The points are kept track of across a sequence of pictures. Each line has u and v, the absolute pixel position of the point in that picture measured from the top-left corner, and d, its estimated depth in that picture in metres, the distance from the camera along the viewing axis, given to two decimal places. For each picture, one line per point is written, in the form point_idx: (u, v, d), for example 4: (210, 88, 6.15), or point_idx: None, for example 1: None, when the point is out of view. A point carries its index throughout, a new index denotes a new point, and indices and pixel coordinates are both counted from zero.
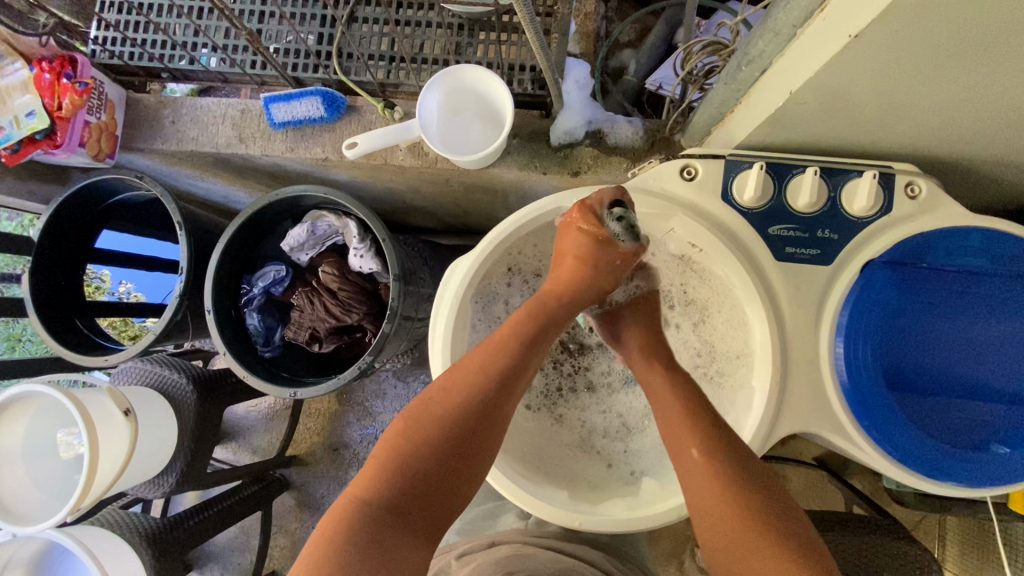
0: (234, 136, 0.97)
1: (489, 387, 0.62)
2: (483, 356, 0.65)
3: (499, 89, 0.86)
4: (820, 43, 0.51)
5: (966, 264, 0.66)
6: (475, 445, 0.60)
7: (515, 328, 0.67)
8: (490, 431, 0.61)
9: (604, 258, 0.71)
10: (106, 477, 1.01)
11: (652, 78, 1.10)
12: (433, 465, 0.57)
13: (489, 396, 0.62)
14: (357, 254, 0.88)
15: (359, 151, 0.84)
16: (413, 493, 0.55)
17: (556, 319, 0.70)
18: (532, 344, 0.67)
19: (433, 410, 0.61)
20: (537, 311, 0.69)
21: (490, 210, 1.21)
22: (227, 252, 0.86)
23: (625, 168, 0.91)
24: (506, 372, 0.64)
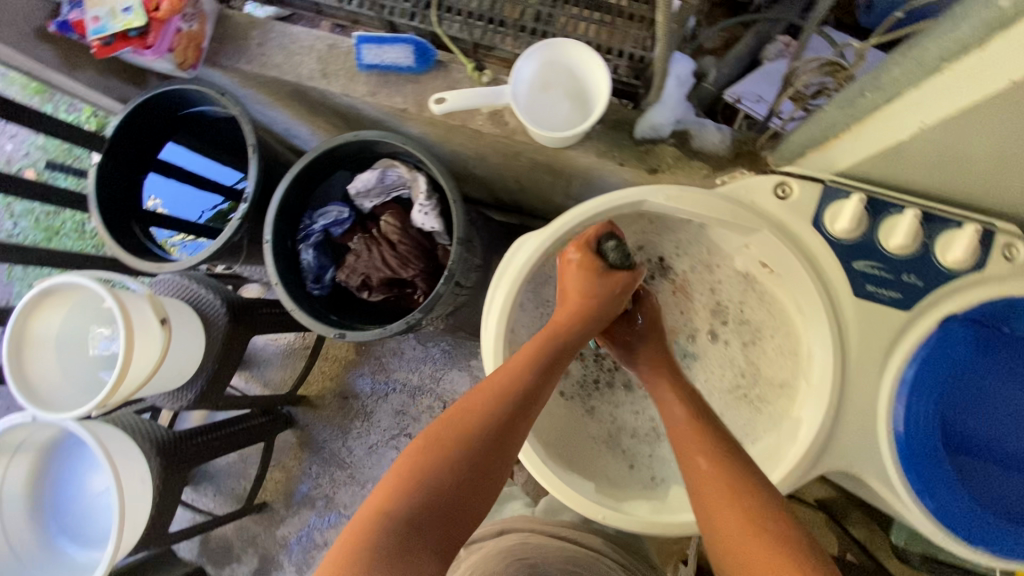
0: (318, 70, 0.96)
1: (511, 411, 0.63)
2: (502, 381, 0.65)
3: (597, 69, 0.83)
4: (967, 83, 0.49)
5: None
6: (494, 465, 0.61)
7: (532, 354, 0.68)
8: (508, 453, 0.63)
9: (604, 287, 0.73)
10: (134, 380, 1.03)
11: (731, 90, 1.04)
12: (458, 485, 0.59)
13: (508, 420, 0.63)
14: (421, 211, 0.88)
15: (447, 107, 0.82)
16: (430, 516, 0.57)
17: (569, 344, 0.70)
18: (551, 370, 0.68)
19: (459, 429, 0.61)
20: (558, 337, 0.70)
21: (548, 192, 1.20)
22: (295, 184, 0.86)
23: (705, 175, 0.89)
24: (524, 396, 0.64)
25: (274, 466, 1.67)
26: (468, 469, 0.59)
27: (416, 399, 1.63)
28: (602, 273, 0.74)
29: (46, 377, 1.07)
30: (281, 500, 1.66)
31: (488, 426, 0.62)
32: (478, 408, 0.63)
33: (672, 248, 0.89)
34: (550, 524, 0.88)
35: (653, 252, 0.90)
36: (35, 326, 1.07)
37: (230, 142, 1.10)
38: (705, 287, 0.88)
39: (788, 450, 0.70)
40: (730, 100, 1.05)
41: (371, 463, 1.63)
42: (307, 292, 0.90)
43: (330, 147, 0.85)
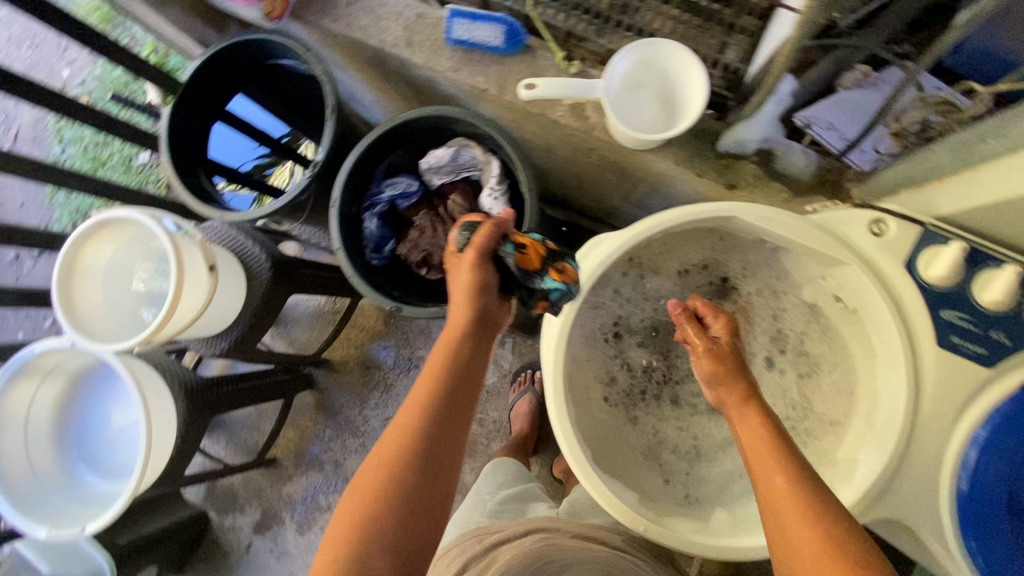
0: (403, 39, 0.94)
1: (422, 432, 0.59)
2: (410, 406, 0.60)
3: (692, 76, 0.81)
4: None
5: None
6: (424, 490, 0.57)
7: (435, 368, 0.63)
8: (437, 475, 0.59)
9: (478, 272, 0.67)
10: (178, 322, 1.04)
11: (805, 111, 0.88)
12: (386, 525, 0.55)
13: (427, 443, 0.59)
14: (490, 195, 0.88)
15: (536, 94, 0.80)
16: (373, 560, 0.53)
17: (463, 341, 0.65)
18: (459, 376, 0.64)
19: (375, 467, 0.57)
20: (446, 348, 0.64)
21: (608, 192, 1.18)
22: (368, 151, 0.86)
23: (784, 199, 0.87)
24: (435, 411, 0.60)
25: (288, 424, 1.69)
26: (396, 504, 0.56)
27: None
28: (473, 261, 0.67)
29: (91, 307, 1.07)
30: (291, 459, 1.68)
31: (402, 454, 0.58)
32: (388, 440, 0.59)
33: (739, 267, 0.87)
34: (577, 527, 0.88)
35: (719, 271, 0.88)
36: (85, 256, 1.07)
37: (300, 100, 1.10)
38: (768, 313, 0.87)
39: (843, 491, 0.68)
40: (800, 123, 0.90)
41: None
42: (367, 261, 0.90)
43: (407, 119, 0.84)
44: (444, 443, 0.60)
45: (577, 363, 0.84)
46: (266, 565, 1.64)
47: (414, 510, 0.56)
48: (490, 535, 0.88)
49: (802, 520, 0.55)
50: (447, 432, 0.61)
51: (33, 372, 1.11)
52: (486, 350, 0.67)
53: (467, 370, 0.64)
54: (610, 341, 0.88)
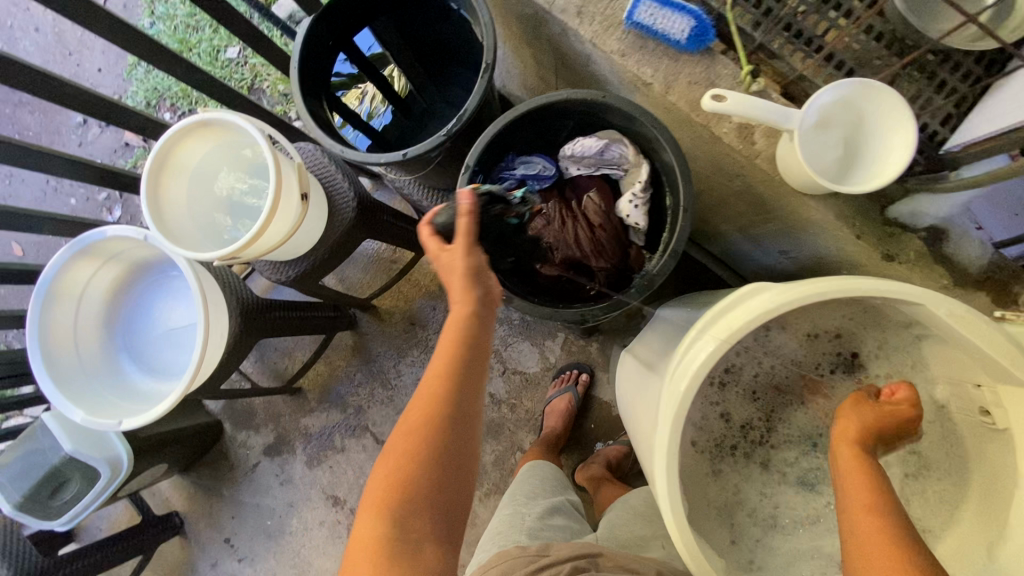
0: (574, 6, 0.86)
1: (438, 411, 0.61)
2: (428, 383, 0.63)
3: (894, 130, 0.72)
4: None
5: None
6: (446, 464, 0.61)
7: (448, 337, 0.64)
8: (456, 447, 0.62)
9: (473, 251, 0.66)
10: (259, 245, 0.98)
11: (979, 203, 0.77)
12: (417, 501, 0.60)
13: (444, 424, 0.61)
14: (631, 201, 0.81)
15: (721, 108, 0.70)
16: (415, 510, 0.59)
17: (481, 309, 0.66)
18: (473, 344, 0.64)
19: (399, 453, 0.61)
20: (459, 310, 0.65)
21: (728, 220, 1.10)
22: (514, 122, 0.78)
23: (942, 285, 0.79)
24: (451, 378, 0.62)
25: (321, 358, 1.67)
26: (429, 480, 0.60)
27: None
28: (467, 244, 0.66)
29: (174, 204, 1.03)
30: (317, 393, 1.66)
31: (422, 436, 0.61)
32: (409, 424, 0.62)
33: (873, 347, 0.80)
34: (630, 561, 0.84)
35: (847, 344, 0.82)
36: (180, 152, 1.02)
37: (428, 41, 1.02)
38: None
39: None
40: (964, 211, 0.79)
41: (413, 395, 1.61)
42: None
43: (567, 99, 0.76)
44: (463, 413, 0.63)
45: None
46: (269, 488, 1.65)
47: (446, 469, 0.61)
48: (541, 558, 0.86)
49: (883, 539, 0.57)
50: (460, 406, 0.62)
51: (98, 252, 1.07)
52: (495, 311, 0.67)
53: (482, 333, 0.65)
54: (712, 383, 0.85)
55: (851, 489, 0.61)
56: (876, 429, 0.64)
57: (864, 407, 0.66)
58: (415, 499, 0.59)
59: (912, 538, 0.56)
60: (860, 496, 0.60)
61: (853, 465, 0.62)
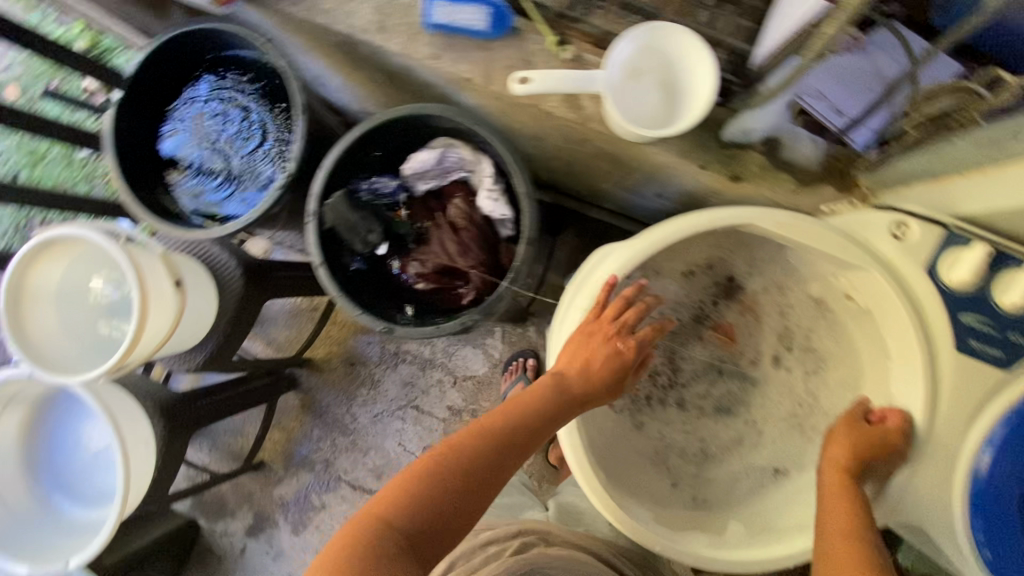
0: (374, 24, 0.84)
1: (504, 443, 0.68)
2: (501, 423, 0.69)
3: (696, 63, 0.75)
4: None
5: None
6: (476, 494, 0.65)
7: (538, 400, 0.71)
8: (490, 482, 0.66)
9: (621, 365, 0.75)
10: (148, 345, 0.96)
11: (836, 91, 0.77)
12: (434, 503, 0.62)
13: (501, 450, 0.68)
14: (489, 197, 0.81)
15: (532, 89, 0.71)
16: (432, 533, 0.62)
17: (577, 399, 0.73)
18: (552, 417, 0.71)
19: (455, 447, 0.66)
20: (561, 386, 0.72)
21: (601, 179, 1.12)
22: (346, 154, 0.77)
23: (789, 189, 0.83)
24: (524, 433, 0.69)
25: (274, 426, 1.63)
26: (448, 493, 0.63)
27: (426, 371, 1.59)
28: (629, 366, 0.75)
29: (46, 331, 0.98)
30: (280, 460, 1.63)
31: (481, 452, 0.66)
32: (473, 432, 0.68)
33: (743, 265, 0.84)
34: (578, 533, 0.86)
35: (723, 270, 0.85)
36: (33, 278, 0.97)
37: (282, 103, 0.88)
38: (776, 310, 0.84)
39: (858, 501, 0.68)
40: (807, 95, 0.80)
41: (375, 432, 1.60)
42: (346, 264, 0.81)
43: (389, 119, 0.77)
44: (514, 457, 0.68)
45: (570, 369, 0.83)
46: (263, 568, 1.62)
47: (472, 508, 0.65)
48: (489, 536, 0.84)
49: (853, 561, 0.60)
50: (518, 448, 0.69)
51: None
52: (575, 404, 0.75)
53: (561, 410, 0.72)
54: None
55: (831, 515, 0.64)
56: (862, 450, 0.67)
57: (854, 428, 0.70)
58: (438, 505, 0.62)
59: (872, 541, 0.61)
60: (840, 523, 0.63)
61: (836, 484, 0.67)
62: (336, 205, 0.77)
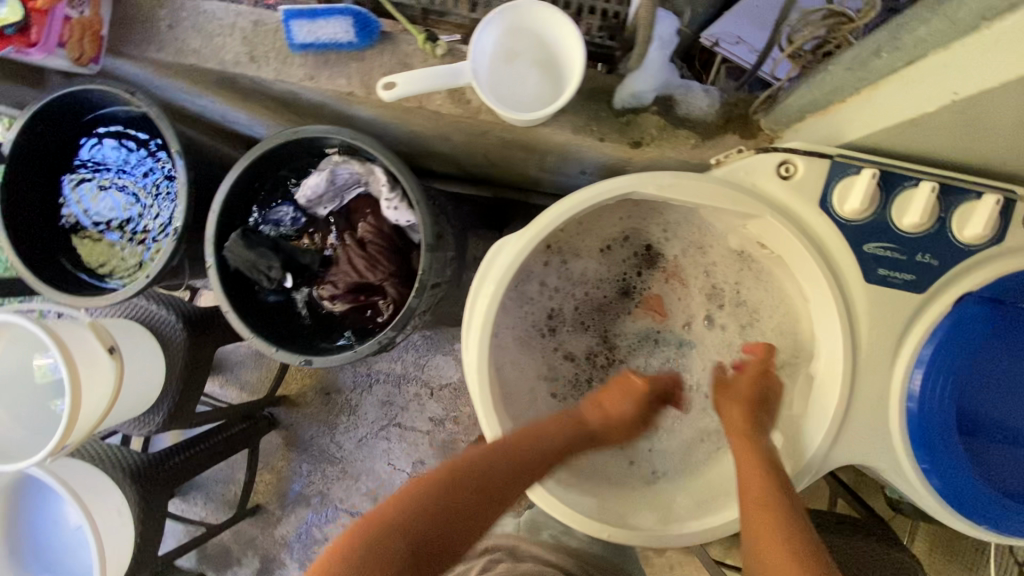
0: (244, 54, 0.82)
1: (525, 469, 0.67)
2: (524, 445, 0.68)
3: (566, 34, 0.72)
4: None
5: None
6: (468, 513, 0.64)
7: (556, 433, 0.71)
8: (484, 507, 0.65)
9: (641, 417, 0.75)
10: (91, 419, 0.94)
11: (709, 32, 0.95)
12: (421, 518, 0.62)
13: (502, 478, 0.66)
14: (390, 206, 0.79)
15: (398, 93, 0.69)
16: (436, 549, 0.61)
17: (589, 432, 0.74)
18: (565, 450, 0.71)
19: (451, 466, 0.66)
20: (579, 424, 0.73)
21: (522, 166, 1.09)
22: (233, 193, 0.76)
23: (693, 145, 0.80)
24: (541, 463, 0.68)
25: (262, 468, 1.62)
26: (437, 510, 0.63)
27: (401, 387, 1.59)
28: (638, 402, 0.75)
29: None
30: (275, 501, 1.62)
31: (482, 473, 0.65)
32: (494, 454, 0.67)
33: (659, 230, 0.83)
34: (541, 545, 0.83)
35: (639, 240, 0.84)
36: None
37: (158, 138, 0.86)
38: (700, 270, 0.82)
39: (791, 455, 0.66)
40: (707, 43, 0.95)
41: (363, 456, 1.60)
42: (261, 299, 0.80)
43: (269, 148, 0.75)
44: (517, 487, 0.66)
45: (501, 368, 0.79)
46: None
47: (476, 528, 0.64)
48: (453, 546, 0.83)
49: (767, 516, 0.59)
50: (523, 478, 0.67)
51: None
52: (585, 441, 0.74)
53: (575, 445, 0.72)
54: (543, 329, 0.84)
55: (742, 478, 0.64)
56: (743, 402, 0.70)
57: (731, 388, 0.73)
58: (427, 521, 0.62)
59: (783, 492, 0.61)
60: (753, 490, 0.62)
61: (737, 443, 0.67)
62: (235, 248, 0.75)
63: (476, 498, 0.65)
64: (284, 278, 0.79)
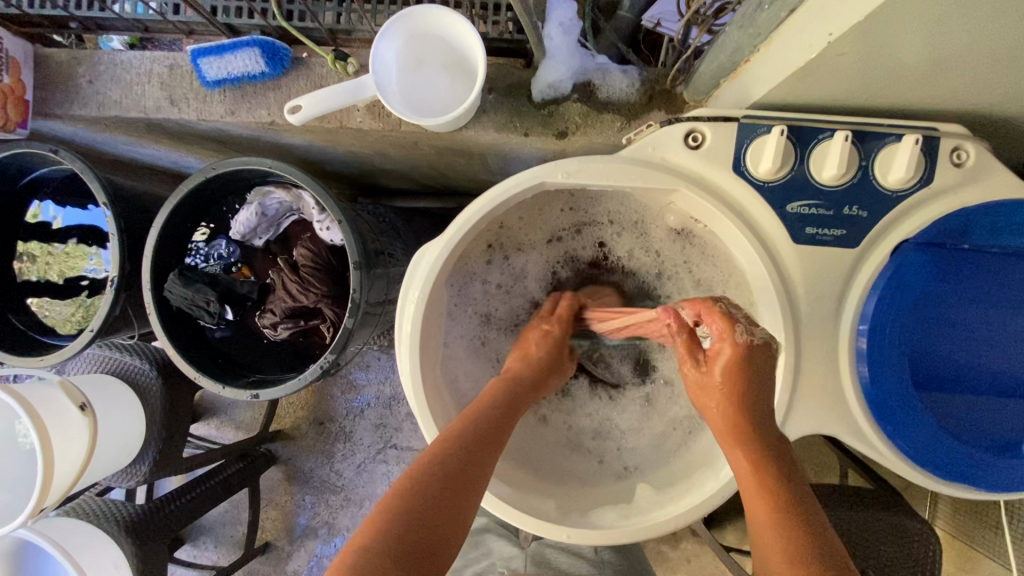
0: (164, 98, 0.83)
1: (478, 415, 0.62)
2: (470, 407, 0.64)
3: (467, 34, 0.71)
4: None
5: (980, 244, 0.58)
6: (455, 509, 0.52)
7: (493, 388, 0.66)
8: (468, 494, 0.54)
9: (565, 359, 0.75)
10: (66, 476, 0.94)
11: (650, 14, 0.87)
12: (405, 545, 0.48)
13: (469, 453, 0.57)
14: (322, 227, 0.78)
15: (304, 116, 0.71)
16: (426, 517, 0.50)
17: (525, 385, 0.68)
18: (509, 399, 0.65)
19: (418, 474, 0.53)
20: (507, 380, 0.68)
21: (470, 174, 1.08)
22: (165, 236, 0.75)
23: (619, 128, 0.78)
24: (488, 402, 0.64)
25: (267, 506, 1.58)
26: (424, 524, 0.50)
27: (393, 409, 1.57)
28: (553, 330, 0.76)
29: None
30: (284, 537, 1.57)
31: (449, 459, 0.55)
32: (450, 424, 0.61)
33: (607, 221, 0.81)
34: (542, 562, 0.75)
35: (592, 236, 0.83)
36: None
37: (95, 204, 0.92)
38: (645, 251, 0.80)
39: None
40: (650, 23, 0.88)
41: (363, 483, 1.56)
42: (206, 334, 0.80)
43: (193, 186, 0.74)
44: (488, 456, 0.58)
45: (452, 377, 0.76)
46: None
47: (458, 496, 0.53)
48: None
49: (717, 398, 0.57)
50: (491, 446, 0.59)
51: None
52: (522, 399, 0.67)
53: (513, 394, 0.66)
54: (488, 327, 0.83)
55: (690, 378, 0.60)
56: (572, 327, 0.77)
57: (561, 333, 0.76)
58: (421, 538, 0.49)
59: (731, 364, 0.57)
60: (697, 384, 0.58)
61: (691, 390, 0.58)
62: (173, 288, 0.74)
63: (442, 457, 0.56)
64: (223, 312, 0.79)
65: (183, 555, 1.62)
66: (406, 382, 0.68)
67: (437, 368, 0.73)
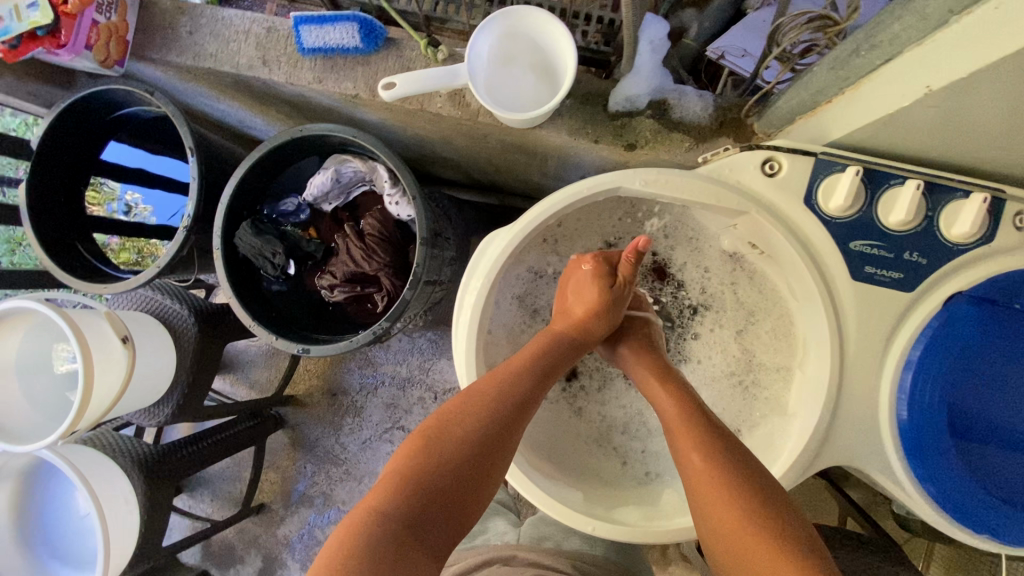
0: (257, 57, 0.86)
1: (515, 393, 0.61)
2: (503, 374, 0.63)
3: (560, 38, 0.75)
4: (1005, 27, 0.41)
5: None
6: (473, 490, 0.54)
7: (528, 356, 0.65)
8: (480, 481, 0.55)
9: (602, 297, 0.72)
10: (101, 403, 0.91)
11: (715, 45, 0.93)
12: (413, 524, 0.50)
13: (494, 432, 0.58)
14: (392, 201, 0.81)
15: (396, 93, 0.74)
16: (445, 491, 0.53)
17: (563, 357, 0.68)
18: (541, 373, 0.64)
19: (427, 454, 0.54)
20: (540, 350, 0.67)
21: (525, 172, 1.10)
22: (243, 188, 0.78)
23: (688, 148, 0.81)
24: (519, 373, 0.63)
25: (267, 468, 1.58)
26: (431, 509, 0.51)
27: (406, 390, 1.57)
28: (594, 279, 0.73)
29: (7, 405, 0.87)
30: (279, 501, 1.56)
31: (466, 441, 0.56)
32: (479, 393, 0.61)
33: (661, 235, 0.83)
34: (550, 548, 0.78)
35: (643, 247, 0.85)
36: None
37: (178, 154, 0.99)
38: (695, 269, 0.83)
39: (779, 456, 0.65)
40: (714, 56, 0.95)
41: (365, 459, 1.55)
42: (264, 286, 0.84)
43: (278, 144, 0.77)
44: (512, 436, 0.59)
45: (493, 362, 0.79)
46: None
47: (480, 480, 0.55)
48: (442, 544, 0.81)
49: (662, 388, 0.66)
50: (516, 425, 0.60)
51: None
52: (553, 373, 0.66)
53: (547, 363, 0.65)
54: (531, 321, 0.85)
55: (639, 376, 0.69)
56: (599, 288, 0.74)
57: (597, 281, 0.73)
58: (436, 540, 0.51)
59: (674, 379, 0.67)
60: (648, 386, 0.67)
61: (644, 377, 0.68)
62: (244, 236, 0.78)
63: (477, 432, 0.57)
64: (285, 264, 0.83)
65: (179, 503, 1.65)
66: (460, 357, 0.72)
67: (483, 352, 0.76)
